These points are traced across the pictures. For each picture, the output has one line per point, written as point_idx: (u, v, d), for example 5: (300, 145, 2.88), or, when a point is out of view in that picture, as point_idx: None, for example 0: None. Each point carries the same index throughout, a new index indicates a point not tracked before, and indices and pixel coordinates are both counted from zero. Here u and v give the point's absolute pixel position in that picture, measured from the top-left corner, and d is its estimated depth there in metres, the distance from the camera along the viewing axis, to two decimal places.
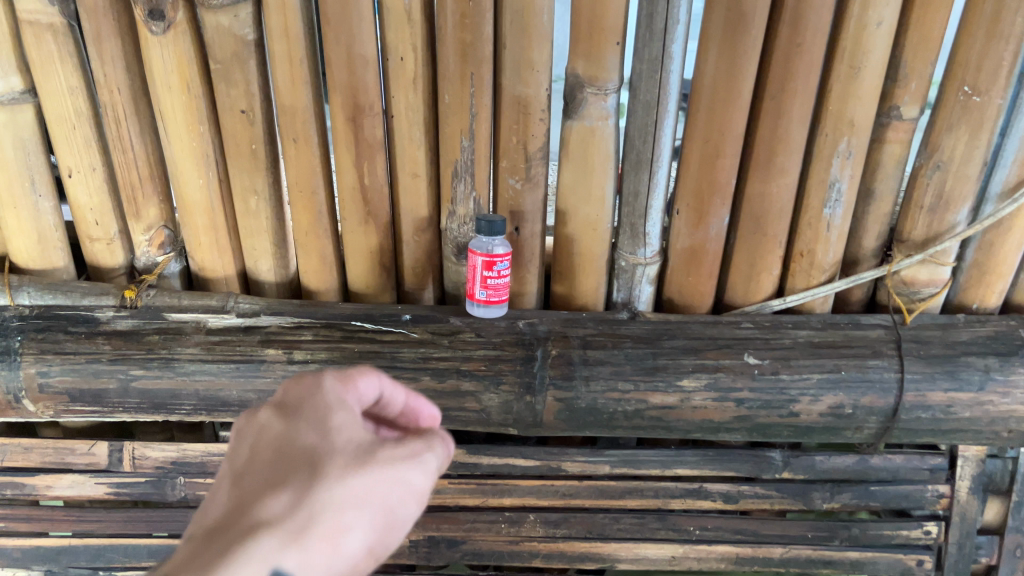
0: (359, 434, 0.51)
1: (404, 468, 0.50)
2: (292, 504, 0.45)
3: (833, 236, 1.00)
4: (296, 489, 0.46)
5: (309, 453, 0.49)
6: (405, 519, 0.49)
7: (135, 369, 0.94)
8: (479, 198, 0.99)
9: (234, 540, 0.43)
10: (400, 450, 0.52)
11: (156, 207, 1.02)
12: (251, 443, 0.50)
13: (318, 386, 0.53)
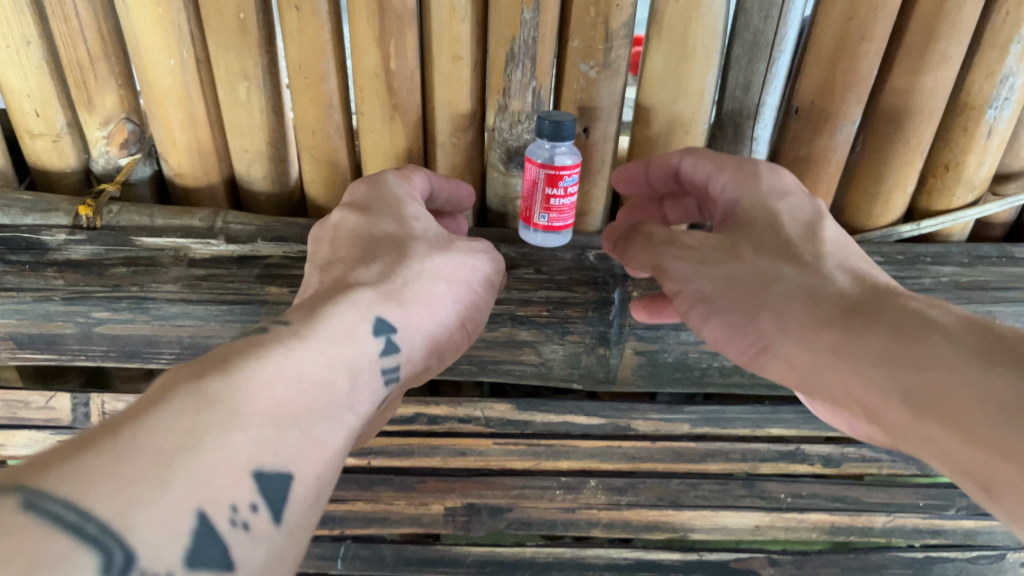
0: (432, 254, 0.62)
1: (438, 261, 0.61)
2: (350, 315, 0.54)
3: (991, 145, 0.78)
4: (347, 305, 0.54)
5: (381, 256, 0.60)
6: (446, 310, 0.61)
7: (99, 311, 0.72)
8: (540, 89, 0.75)
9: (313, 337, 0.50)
10: (435, 241, 0.63)
11: (114, 94, 0.78)
12: (333, 239, 0.63)
13: (380, 186, 0.66)
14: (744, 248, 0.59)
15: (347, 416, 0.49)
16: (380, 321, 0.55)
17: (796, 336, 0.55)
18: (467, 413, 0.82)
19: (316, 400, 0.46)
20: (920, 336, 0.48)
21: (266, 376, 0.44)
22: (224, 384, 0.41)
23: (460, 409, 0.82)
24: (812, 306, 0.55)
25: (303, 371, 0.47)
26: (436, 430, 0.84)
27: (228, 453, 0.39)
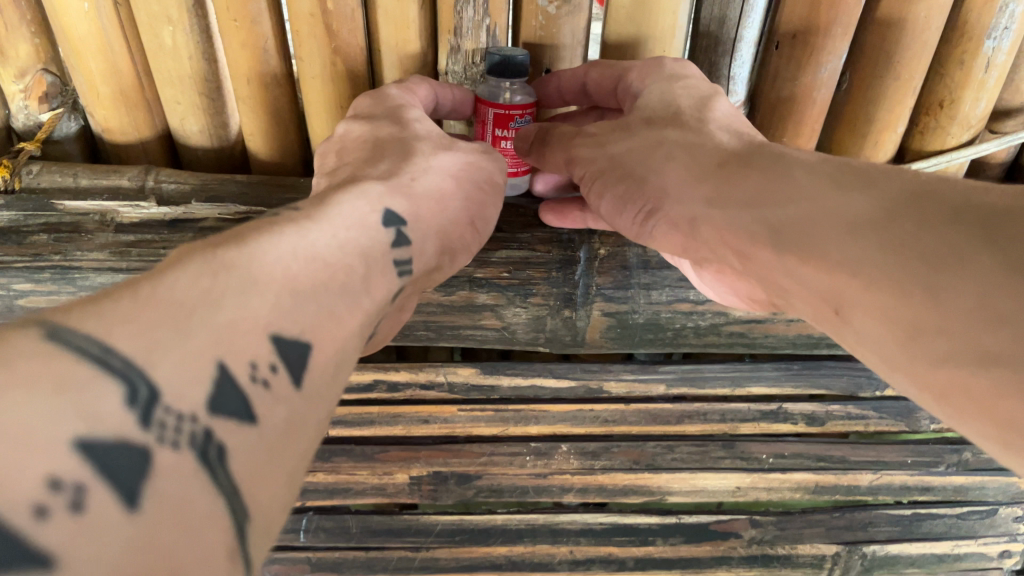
0: (453, 160, 0.56)
1: (454, 161, 0.56)
2: (373, 196, 0.49)
3: (990, 79, 0.71)
4: (369, 191, 0.49)
5: (396, 156, 0.55)
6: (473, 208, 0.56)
7: (20, 283, 0.66)
8: (495, 27, 0.68)
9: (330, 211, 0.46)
10: (445, 142, 0.57)
11: (27, 43, 0.70)
12: (339, 148, 0.59)
13: (383, 95, 0.60)
14: (634, 122, 0.60)
15: (377, 290, 0.44)
16: (408, 208, 0.50)
17: (676, 190, 0.55)
18: (430, 380, 0.77)
19: (340, 272, 0.41)
20: (788, 171, 0.50)
21: (300, 243, 0.40)
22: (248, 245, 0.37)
23: (421, 375, 0.77)
24: (692, 160, 0.55)
25: (325, 239, 0.42)
26: (396, 398, 0.78)
27: (260, 302, 0.35)
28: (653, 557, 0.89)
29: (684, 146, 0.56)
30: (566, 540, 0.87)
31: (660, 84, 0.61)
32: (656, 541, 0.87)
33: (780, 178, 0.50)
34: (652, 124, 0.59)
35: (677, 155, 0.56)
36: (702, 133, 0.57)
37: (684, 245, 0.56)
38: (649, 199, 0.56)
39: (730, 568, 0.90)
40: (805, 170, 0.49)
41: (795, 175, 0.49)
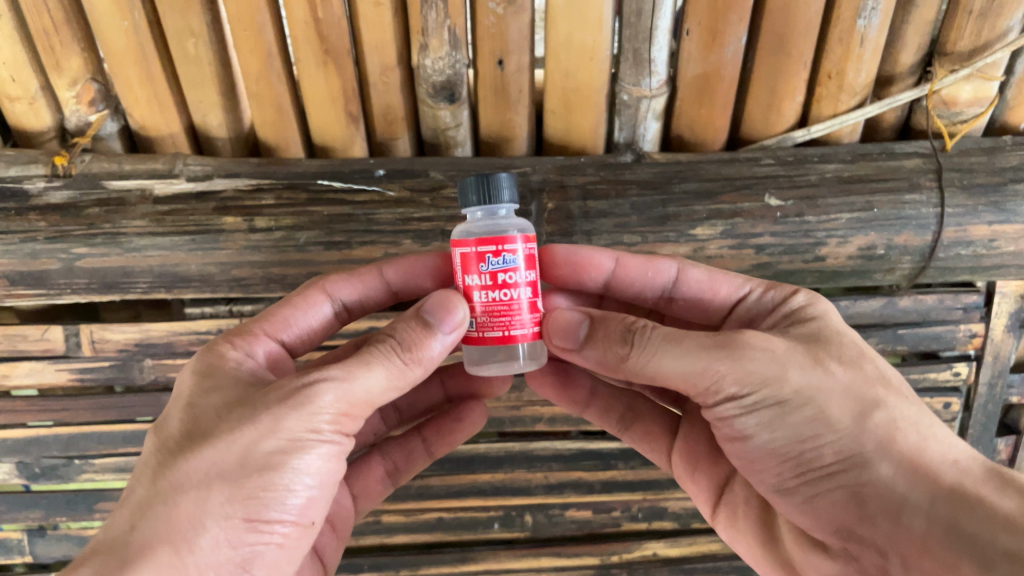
0: (378, 391, 0.63)
1: (385, 388, 0.63)
2: (294, 473, 0.59)
3: (866, 52, 0.86)
4: (314, 461, 0.60)
5: (335, 385, 0.60)
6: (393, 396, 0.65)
7: (78, 248, 0.83)
8: (455, 27, 0.84)
9: (242, 471, 0.57)
10: (398, 367, 0.63)
11: (78, 57, 0.86)
12: (190, 387, 0.64)
13: (215, 349, 0.68)
14: (793, 361, 0.61)
15: (271, 559, 0.60)
16: (322, 487, 0.62)
17: (890, 473, 0.58)
18: None
19: (237, 551, 0.58)
20: (959, 526, 0.53)
21: (190, 547, 0.56)
22: (146, 543, 0.55)
23: None
24: (893, 448, 0.59)
25: (229, 529, 0.57)
26: None
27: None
28: (617, 481, 1.03)
29: (848, 394, 0.61)
30: (540, 466, 1.01)
31: (787, 314, 0.68)
32: (619, 464, 1.02)
33: (926, 480, 0.57)
34: (820, 363, 0.62)
35: (815, 405, 0.60)
36: (910, 405, 0.62)
37: (847, 521, 0.60)
38: (843, 459, 0.59)
39: (686, 488, 1.04)
40: (970, 483, 0.56)
41: (924, 491, 0.56)
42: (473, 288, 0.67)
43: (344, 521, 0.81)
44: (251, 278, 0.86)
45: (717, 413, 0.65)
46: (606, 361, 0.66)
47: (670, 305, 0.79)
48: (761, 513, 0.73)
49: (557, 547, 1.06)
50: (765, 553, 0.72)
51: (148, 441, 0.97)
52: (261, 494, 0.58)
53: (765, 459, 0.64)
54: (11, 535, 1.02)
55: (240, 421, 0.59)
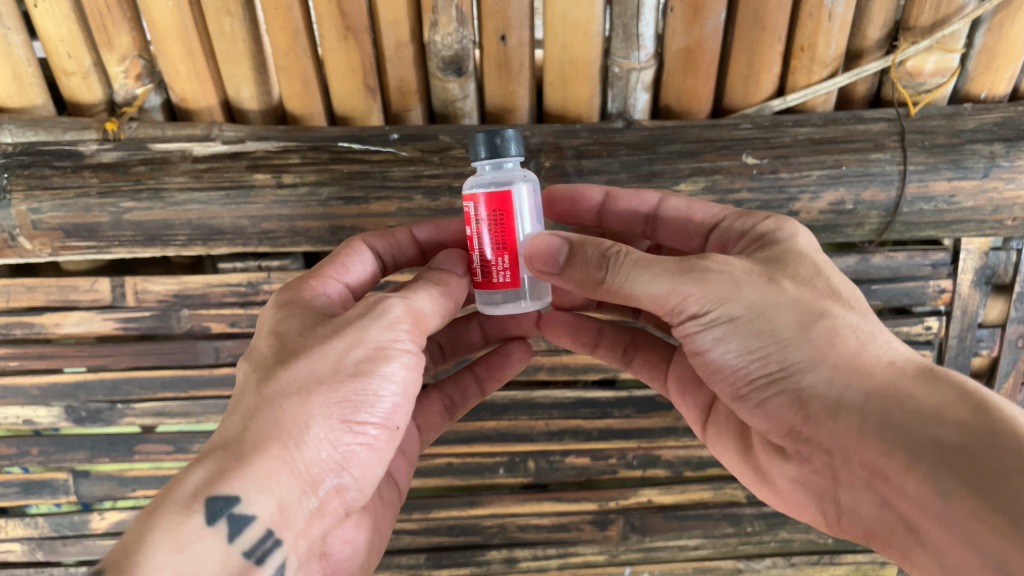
0: (435, 311, 0.69)
1: (439, 310, 0.70)
2: (386, 382, 0.63)
3: (834, 25, 0.94)
4: (403, 372, 0.64)
5: (411, 302, 0.66)
6: (442, 321, 0.71)
7: (126, 202, 0.93)
8: (462, 5, 0.94)
9: (332, 375, 0.61)
10: (441, 292, 0.71)
11: (128, 35, 0.96)
12: (271, 323, 0.68)
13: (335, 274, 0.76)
14: (741, 278, 0.68)
15: (363, 467, 0.64)
16: (409, 402, 0.66)
17: (821, 374, 0.64)
18: None
19: (337, 452, 0.61)
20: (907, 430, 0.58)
21: (297, 445, 0.59)
22: (253, 439, 0.59)
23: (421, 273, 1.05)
24: (831, 353, 0.65)
25: (330, 427, 0.61)
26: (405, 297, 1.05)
27: (260, 495, 0.57)
28: (613, 428, 1.11)
29: (795, 308, 0.67)
30: (542, 413, 1.10)
31: (760, 237, 0.75)
32: (614, 412, 1.10)
33: (863, 379, 0.63)
34: (773, 281, 0.68)
35: (765, 318, 0.67)
36: (855, 316, 0.67)
37: (795, 422, 0.68)
38: (784, 365, 0.66)
39: (677, 437, 1.12)
40: (903, 380, 0.62)
41: (858, 392, 0.62)
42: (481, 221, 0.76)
43: (411, 447, 0.88)
44: (278, 231, 0.96)
45: (682, 331, 0.72)
46: (585, 284, 0.72)
47: (655, 231, 0.90)
48: (739, 426, 0.81)
49: (558, 492, 1.14)
50: (740, 459, 0.81)
51: (184, 386, 1.07)
52: (356, 401, 0.62)
53: (721, 368, 0.72)
54: (58, 476, 1.13)
55: (326, 337, 0.63)
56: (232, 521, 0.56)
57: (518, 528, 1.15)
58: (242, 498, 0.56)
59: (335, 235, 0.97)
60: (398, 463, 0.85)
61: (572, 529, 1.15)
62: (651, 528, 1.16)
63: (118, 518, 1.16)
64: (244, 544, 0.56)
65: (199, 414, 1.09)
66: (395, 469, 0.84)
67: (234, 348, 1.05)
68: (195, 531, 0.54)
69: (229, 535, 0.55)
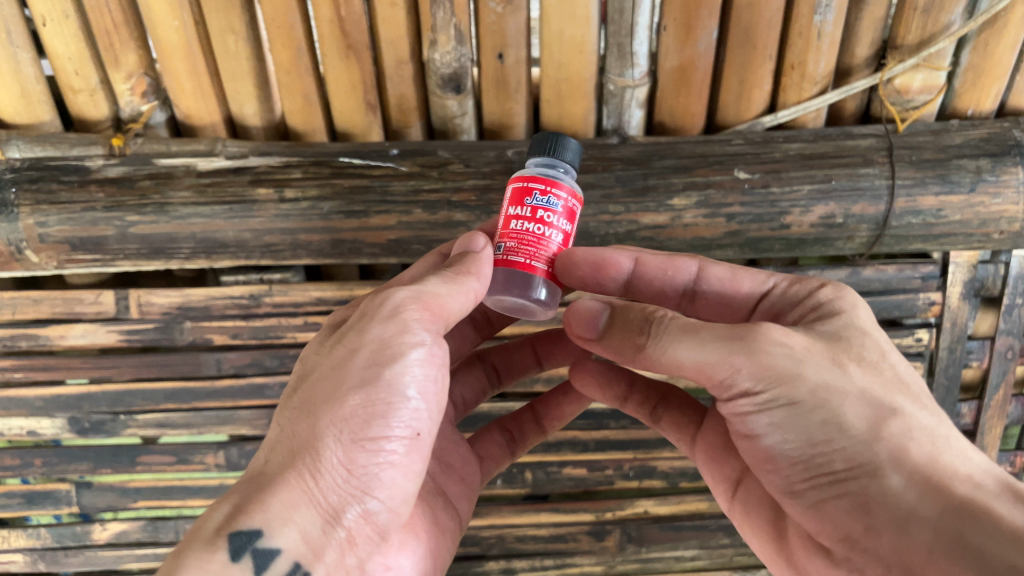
0: (453, 301, 0.66)
1: (460, 295, 0.67)
2: (397, 384, 0.61)
3: (824, 44, 0.97)
4: (416, 368, 0.62)
5: (415, 295, 0.65)
6: (468, 306, 0.68)
7: (131, 216, 0.95)
8: (460, 24, 0.96)
9: (342, 392, 0.61)
10: (451, 275, 0.67)
11: (134, 54, 0.99)
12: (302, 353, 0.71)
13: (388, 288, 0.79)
14: (811, 365, 0.64)
15: (394, 480, 0.63)
16: (434, 401, 0.64)
17: (888, 473, 0.60)
18: None
19: (355, 473, 0.60)
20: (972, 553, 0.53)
21: (313, 472, 0.59)
22: (274, 473, 0.59)
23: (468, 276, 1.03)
24: (900, 457, 0.60)
25: (346, 446, 0.60)
26: None
27: (285, 528, 0.57)
28: (609, 439, 1.12)
29: (864, 401, 0.63)
30: None
31: (815, 305, 0.72)
32: (610, 423, 1.12)
33: (936, 491, 0.58)
34: (837, 364, 0.65)
35: (830, 406, 0.62)
36: (926, 415, 0.64)
37: (853, 530, 0.62)
38: (851, 463, 0.61)
39: (673, 448, 1.13)
40: (978, 499, 0.57)
41: (932, 503, 0.57)
42: (513, 218, 0.72)
43: (472, 479, 0.88)
44: (280, 244, 0.98)
45: (733, 410, 0.67)
46: (625, 347, 0.71)
47: (692, 305, 0.83)
48: (771, 512, 0.77)
49: (556, 503, 1.16)
50: (771, 549, 0.76)
51: (186, 397, 1.09)
52: (368, 410, 0.61)
53: (772, 458, 0.67)
54: (61, 487, 1.14)
55: (336, 353, 0.63)
56: (258, 557, 0.56)
57: (516, 539, 1.17)
58: (265, 533, 0.57)
59: (336, 249, 0.99)
60: (462, 494, 0.85)
61: (569, 540, 1.17)
62: (647, 539, 1.16)
63: (120, 529, 1.17)
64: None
65: (201, 425, 1.11)
66: (460, 500, 0.84)
67: (236, 359, 1.07)
68: (218, 569, 0.54)
69: (255, 570, 0.55)
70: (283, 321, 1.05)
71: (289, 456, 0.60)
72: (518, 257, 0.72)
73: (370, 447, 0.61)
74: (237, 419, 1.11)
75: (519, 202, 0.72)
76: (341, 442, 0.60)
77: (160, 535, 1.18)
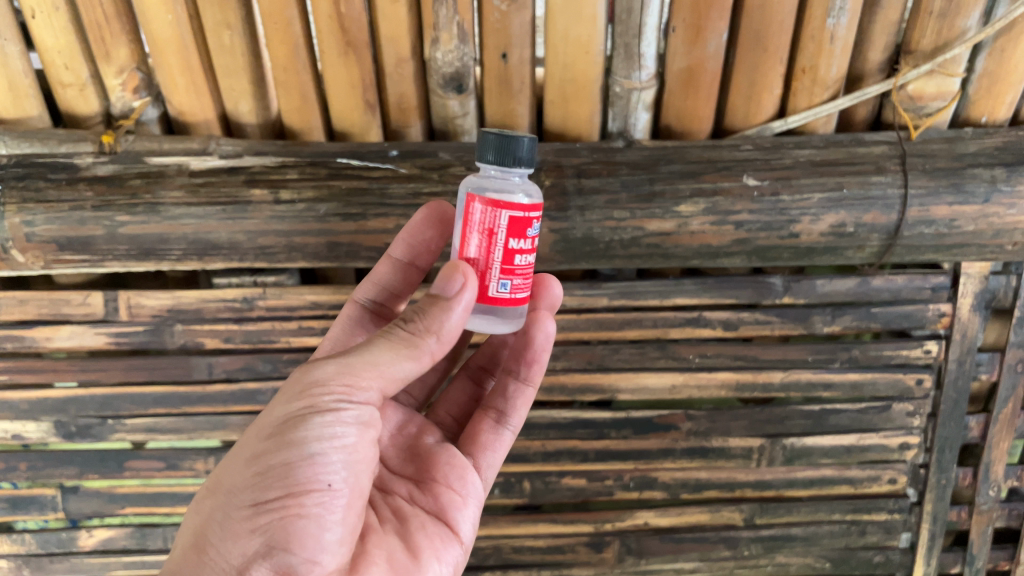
0: (386, 364, 0.65)
1: (399, 358, 0.66)
2: (298, 446, 0.63)
3: (836, 48, 0.94)
4: (323, 428, 0.63)
5: (339, 361, 0.65)
6: (414, 369, 0.67)
7: (121, 216, 0.92)
8: (464, 23, 0.93)
9: (246, 464, 0.64)
10: (397, 337, 0.67)
11: (126, 48, 0.95)
12: None
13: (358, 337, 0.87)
14: None
15: (314, 537, 0.63)
16: (351, 456, 0.65)
17: None
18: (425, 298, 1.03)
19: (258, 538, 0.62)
20: None
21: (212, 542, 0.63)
22: (185, 551, 0.65)
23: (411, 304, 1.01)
24: None
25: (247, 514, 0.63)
26: None
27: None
28: (610, 450, 1.10)
29: None
30: (538, 433, 1.09)
31: None
32: (611, 433, 1.09)
33: None
34: None
35: None
36: None
37: None
38: None
39: (674, 459, 1.11)
40: None
41: None
42: (517, 251, 0.70)
43: (463, 480, 0.83)
44: (275, 247, 0.95)
45: None
46: None
47: None
48: None
49: (553, 513, 1.13)
50: None
51: (176, 402, 1.06)
52: (268, 477, 0.63)
53: None
54: (46, 492, 1.11)
55: (252, 428, 0.67)
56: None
57: (512, 550, 1.15)
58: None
59: (332, 252, 0.96)
60: (452, 499, 0.81)
61: (567, 551, 1.14)
62: (647, 551, 1.14)
63: (106, 536, 1.14)
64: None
65: (191, 430, 1.08)
66: (451, 507, 0.81)
67: (228, 364, 1.04)
68: None
69: None
70: (277, 325, 1.02)
71: (199, 531, 0.65)
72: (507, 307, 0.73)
73: (272, 509, 0.63)
74: (228, 425, 1.08)
75: (523, 234, 0.70)
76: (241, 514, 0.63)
77: (148, 543, 1.15)
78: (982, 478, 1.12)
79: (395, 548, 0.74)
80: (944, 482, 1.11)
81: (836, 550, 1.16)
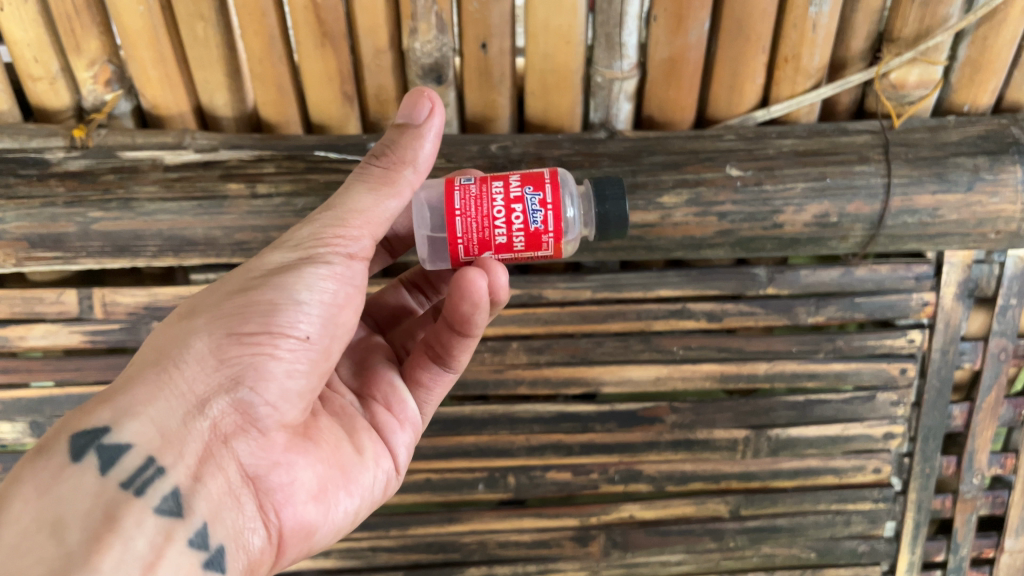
0: (372, 207, 0.66)
1: (381, 198, 0.67)
2: (285, 287, 0.63)
3: (819, 37, 0.93)
4: (314, 277, 0.64)
5: (327, 211, 0.66)
6: (394, 206, 0.68)
7: (94, 212, 0.90)
8: (442, 12, 0.92)
9: (227, 297, 0.63)
10: (375, 176, 0.67)
11: (97, 40, 0.93)
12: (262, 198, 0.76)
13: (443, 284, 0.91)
14: None
15: (278, 381, 0.64)
16: (330, 313, 0.66)
17: None
18: None
19: (226, 367, 0.62)
20: None
21: (176, 363, 0.61)
22: (142, 363, 0.62)
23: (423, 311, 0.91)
24: None
25: (217, 345, 0.62)
26: None
27: (135, 420, 0.58)
28: (595, 443, 1.09)
29: None
30: (523, 428, 1.08)
31: None
32: (595, 427, 1.08)
33: None
34: None
35: None
36: None
37: None
38: None
39: (660, 451, 1.10)
40: None
41: None
42: (505, 181, 0.70)
43: (402, 405, 0.84)
44: (252, 242, 0.93)
45: None
46: None
47: None
48: None
49: (538, 508, 1.13)
50: None
51: None
52: (250, 311, 0.63)
53: None
54: None
55: (232, 274, 0.66)
56: (101, 452, 0.57)
57: (498, 544, 1.14)
58: (111, 428, 0.57)
59: None
60: (388, 420, 0.82)
61: (553, 545, 1.14)
62: (633, 544, 1.14)
63: None
64: (122, 474, 0.56)
65: None
66: (382, 422, 0.82)
67: None
68: (60, 465, 0.55)
69: (99, 466, 0.56)
70: None
71: (163, 345, 0.62)
72: (456, 197, 0.69)
73: (248, 343, 0.62)
74: None
75: (530, 180, 0.70)
76: (215, 339, 0.62)
77: None
78: (966, 466, 1.12)
79: (341, 436, 0.75)
80: (929, 471, 1.12)
81: (820, 540, 1.16)
